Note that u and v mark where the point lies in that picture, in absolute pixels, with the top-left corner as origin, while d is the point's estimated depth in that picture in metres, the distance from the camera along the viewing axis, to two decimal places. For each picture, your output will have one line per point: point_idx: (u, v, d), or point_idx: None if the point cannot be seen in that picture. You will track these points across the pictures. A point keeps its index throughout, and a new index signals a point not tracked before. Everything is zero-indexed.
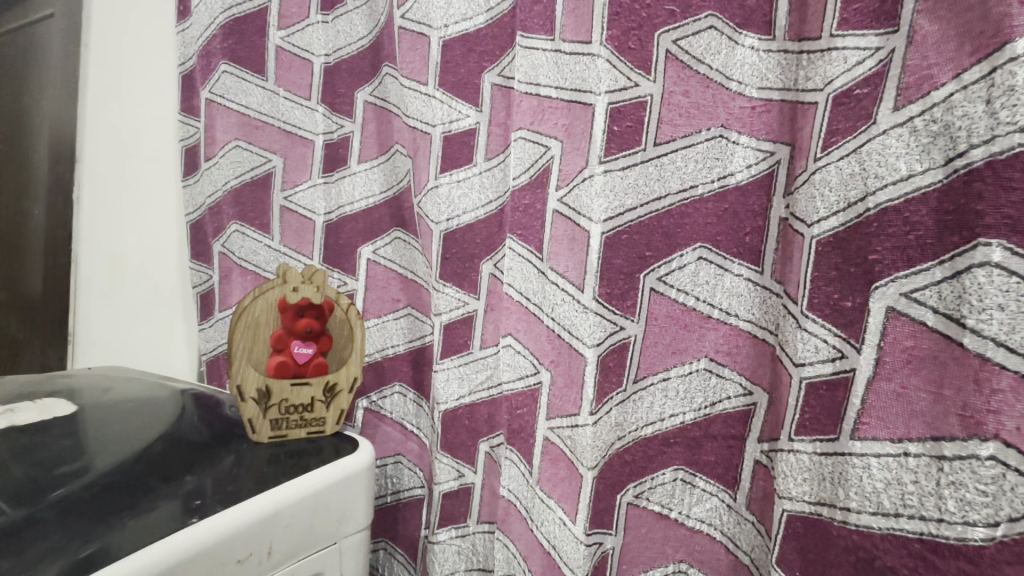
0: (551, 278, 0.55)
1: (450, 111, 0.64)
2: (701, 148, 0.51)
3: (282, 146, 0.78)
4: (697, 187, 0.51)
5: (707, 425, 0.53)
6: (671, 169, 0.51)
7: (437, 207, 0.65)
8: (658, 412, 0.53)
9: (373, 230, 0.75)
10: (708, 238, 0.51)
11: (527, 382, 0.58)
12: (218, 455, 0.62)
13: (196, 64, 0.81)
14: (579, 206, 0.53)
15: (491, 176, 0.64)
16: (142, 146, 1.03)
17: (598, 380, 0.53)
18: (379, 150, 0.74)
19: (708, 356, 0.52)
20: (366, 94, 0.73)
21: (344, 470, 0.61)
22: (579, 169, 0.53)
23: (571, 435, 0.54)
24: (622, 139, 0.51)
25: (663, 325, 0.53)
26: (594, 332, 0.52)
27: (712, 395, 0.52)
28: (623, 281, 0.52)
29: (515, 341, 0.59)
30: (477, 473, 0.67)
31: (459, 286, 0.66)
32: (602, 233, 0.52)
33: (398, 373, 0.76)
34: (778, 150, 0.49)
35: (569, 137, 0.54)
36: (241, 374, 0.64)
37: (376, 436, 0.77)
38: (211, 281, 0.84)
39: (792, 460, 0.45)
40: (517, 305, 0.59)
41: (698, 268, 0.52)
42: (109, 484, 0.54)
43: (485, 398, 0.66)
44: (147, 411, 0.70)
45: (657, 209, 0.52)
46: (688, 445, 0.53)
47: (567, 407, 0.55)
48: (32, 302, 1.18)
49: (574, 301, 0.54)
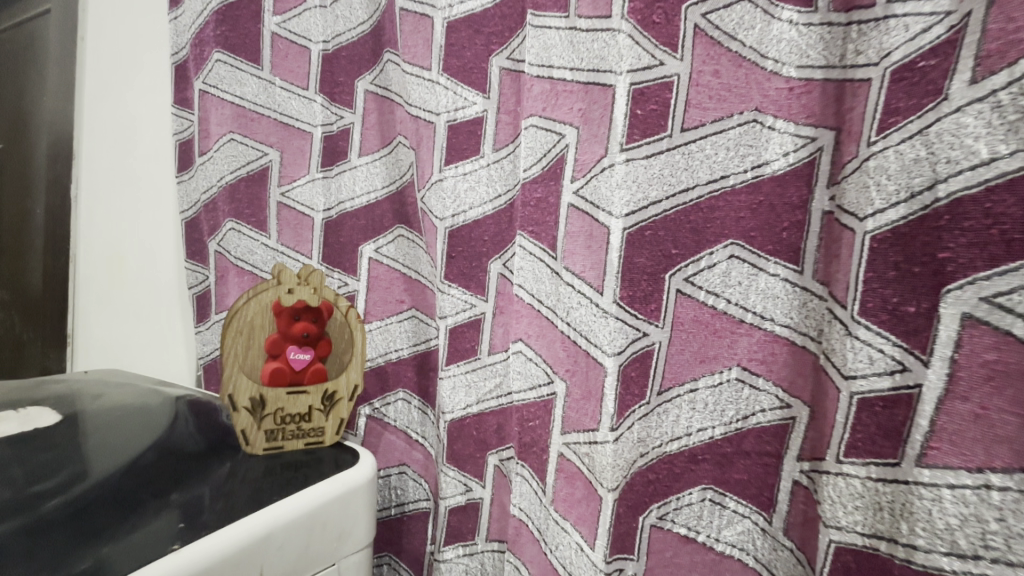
0: (566, 278, 0.51)
1: (456, 98, 0.60)
2: (733, 134, 0.45)
3: (279, 139, 0.74)
4: (728, 178, 0.45)
5: (739, 441, 0.48)
6: (700, 157, 0.46)
7: (442, 202, 0.61)
8: (685, 426, 0.48)
9: (375, 228, 0.70)
10: (741, 234, 0.46)
11: (540, 392, 0.54)
12: (208, 468, 0.58)
13: (189, 54, 0.77)
14: (597, 199, 0.48)
15: (499, 168, 0.59)
16: (138, 141, 0.99)
17: (619, 392, 0.48)
18: (381, 142, 0.69)
19: (740, 364, 0.47)
20: (366, 83, 0.69)
21: (343, 485, 0.57)
22: (597, 158, 0.49)
23: (589, 452, 0.50)
24: (645, 124, 0.47)
25: (690, 331, 0.48)
26: (615, 340, 0.48)
27: (745, 409, 0.47)
28: (646, 281, 0.48)
29: (526, 348, 0.54)
30: (486, 488, 0.62)
31: (466, 286, 0.61)
32: (623, 230, 0.47)
33: (402, 379, 0.71)
34: (820, 135, 0.43)
35: (586, 123, 0.49)
36: (232, 383, 0.60)
37: (379, 446, 0.73)
38: (208, 282, 0.81)
39: (841, 485, 0.41)
40: (529, 309, 0.54)
41: (729, 267, 0.46)
42: (96, 498, 0.50)
43: (494, 407, 0.61)
44: (135, 419, 0.66)
45: (685, 202, 0.46)
46: (718, 462, 0.48)
47: (584, 420, 0.50)
48: (33, 302, 1.16)
49: (592, 306, 0.49)
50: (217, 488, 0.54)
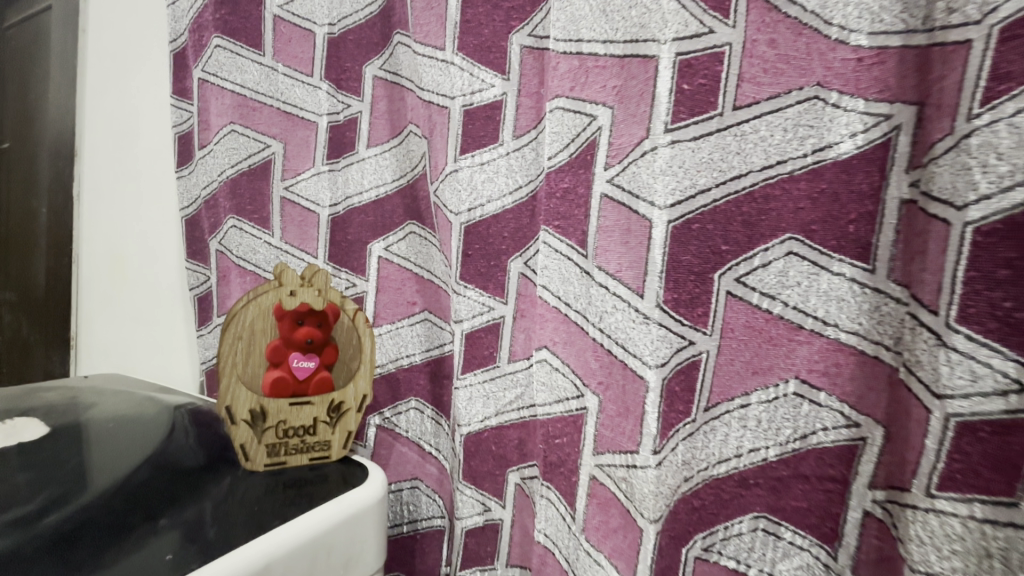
0: (598, 279, 0.45)
1: (472, 80, 0.54)
2: (791, 113, 0.40)
3: (282, 130, 0.69)
4: (786, 163, 0.40)
5: (798, 463, 0.42)
6: (753, 140, 0.40)
7: (458, 194, 0.55)
8: (734, 446, 0.43)
9: (385, 224, 0.65)
10: (800, 228, 0.40)
11: (568, 407, 0.48)
12: (204, 488, 0.53)
13: (188, 41, 0.73)
14: (636, 187, 0.43)
15: (521, 157, 0.53)
16: (139, 136, 0.95)
17: (662, 411, 0.43)
18: (391, 131, 0.64)
19: (798, 376, 0.41)
20: (375, 68, 0.64)
21: (351, 505, 0.52)
22: (637, 140, 0.43)
23: (627, 477, 0.44)
24: (693, 102, 0.41)
25: (741, 339, 0.43)
26: (658, 350, 0.42)
27: (803, 427, 0.41)
28: (692, 282, 0.42)
29: (551, 356, 0.48)
30: (506, 508, 0.57)
31: (483, 287, 0.56)
32: (668, 223, 0.41)
33: (414, 387, 0.66)
34: (897, 112, 0.38)
35: (622, 102, 0.44)
36: (230, 394, 0.55)
37: (390, 458, 0.68)
38: (209, 283, 0.77)
39: (934, 523, 0.36)
40: (554, 313, 0.48)
41: (786, 266, 0.41)
42: (82, 520, 0.46)
43: (514, 420, 0.56)
44: (129, 433, 0.61)
45: (737, 190, 0.41)
46: (772, 488, 0.42)
47: (619, 440, 0.44)
48: (37, 305, 1.13)
49: (630, 310, 0.43)
50: (219, 506, 0.50)
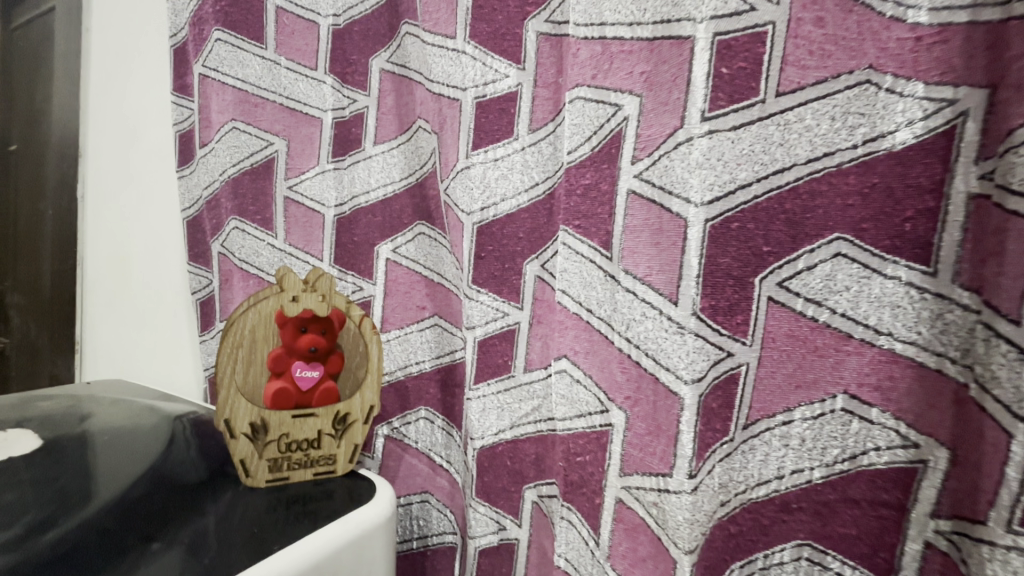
0: (625, 283, 0.41)
1: (485, 69, 0.51)
2: (841, 99, 0.36)
3: (285, 126, 0.66)
4: (833, 155, 0.36)
5: (845, 486, 0.38)
6: (798, 129, 0.36)
7: (470, 192, 0.52)
8: (775, 468, 0.39)
9: (393, 225, 0.62)
10: (849, 227, 0.37)
11: (591, 422, 0.43)
12: (203, 505, 0.50)
13: (188, 35, 0.70)
14: (669, 182, 0.39)
15: (537, 152, 0.50)
16: (142, 137, 0.93)
17: (699, 430, 0.39)
18: (399, 127, 0.61)
19: (847, 391, 0.38)
20: (382, 61, 0.60)
21: (355, 527, 0.48)
22: (669, 131, 0.39)
23: (658, 502, 0.40)
24: (732, 87, 0.37)
25: (784, 349, 0.39)
26: (694, 363, 0.38)
27: (852, 447, 0.38)
28: (730, 287, 0.38)
29: (572, 367, 0.45)
30: (522, 528, 0.53)
31: (497, 291, 0.52)
32: (706, 222, 0.37)
33: (424, 397, 0.63)
34: (963, 96, 0.34)
35: (651, 89, 0.40)
36: (229, 407, 0.51)
37: (399, 470, 0.65)
38: (211, 287, 0.74)
39: (1016, 562, 0.32)
40: (574, 320, 0.44)
41: (834, 269, 0.37)
42: (80, 542, 0.43)
43: (531, 433, 0.52)
44: (126, 446, 0.59)
45: (779, 185, 0.37)
46: (817, 513, 0.39)
47: (650, 461, 0.40)
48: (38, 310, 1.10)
49: (661, 318, 0.39)
50: (224, 523, 0.47)
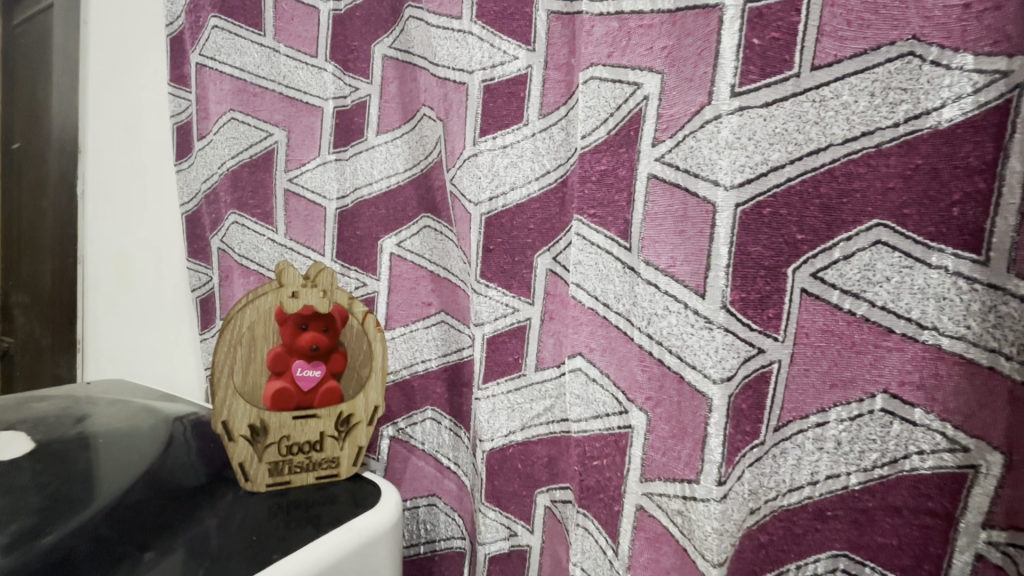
0: (646, 275, 0.38)
1: (492, 51, 0.48)
2: (881, 73, 0.33)
3: (284, 116, 0.63)
4: (872, 135, 0.33)
5: (885, 493, 0.35)
6: (834, 107, 0.33)
7: (477, 181, 0.49)
8: (808, 473, 0.36)
9: (397, 217, 0.59)
10: (890, 213, 0.34)
11: (609, 424, 0.40)
12: (201, 511, 0.47)
13: (185, 24, 0.68)
14: (695, 165, 0.36)
15: (548, 138, 0.47)
16: (142, 131, 0.91)
17: (728, 434, 0.36)
18: (403, 116, 0.58)
19: (887, 390, 0.35)
20: (385, 47, 0.58)
21: (361, 533, 0.45)
22: (695, 108, 0.36)
23: (683, 511, 0.37)
24: (765, 60, 0.34)
25: (818, 345, 0.36)
26: (723, 361, 0.36)
27: (893, 451, 0.35)
28: (762, 278, 0.35)
29: (587, 365, 0.42)
30: (534, 534, 0.51)
31: (506, 286, 0.49)
32: (737, 207, 0.34)
33: (431, 396, 0.60)
34: (1020, 67, 0.30)
35: (673, 65, 0.37)
36: (227, 408, 0.49)
37: (405, 473, 0.62)
38: (211, 284, 0.72)
39: None
40: (590, 315, 0.41)
41: (873, 258, 0.34)
42: (73, 549, 0.41)
43: (544, 435, 0.50)
44: (124, 449, 0.57)
45: (814, 167, 0.34)
46: (854, 521, 0.36)
47: (674, 467, 0.38)
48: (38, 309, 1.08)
49: (686, 312, 0.36)
50: (223, 530, 0.45)
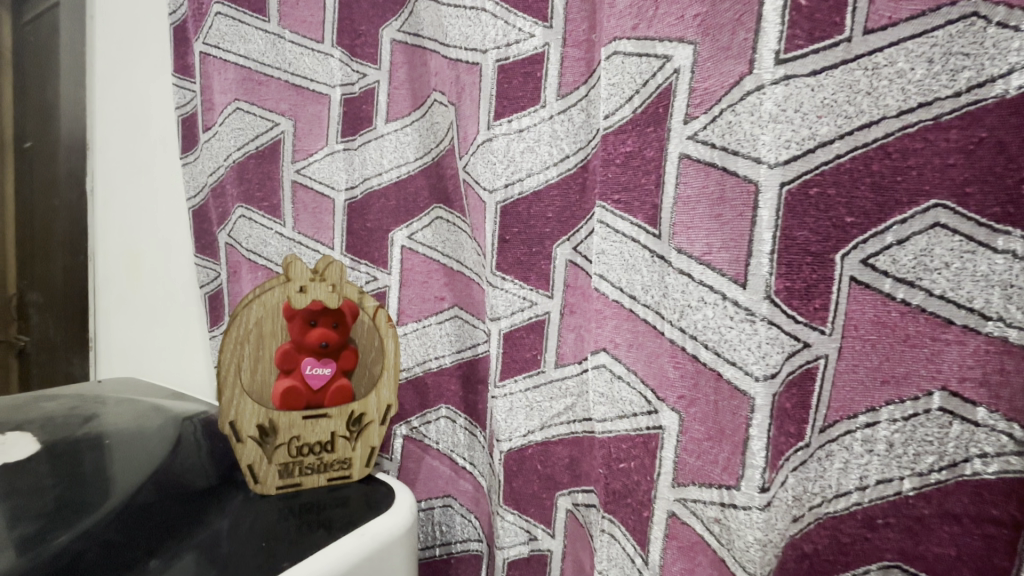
0: (678, 264, 0.36)
1: (507, 29, 0.45)
2: (940, 37, 0.29)
3: (290, 105, 0.61)
4: (930, 107, 0.30)
5: (942, 500, 0.32)
6: (888, 75, 0.30)
7: (492, 167, 0.46)
8: (857, 477, 0.33)
9: (408, 208, 0.57)
10: (951, 191, 0.30)
11: (637, 425, 0.38)
12: (209, 514, 0.45)
13: (188, 12, 0.66)
14: (734, 143, 0.33)
15: (567, 120, 0.44)
16: (149, 127, 0.90)
17: (772, 437, 0.33)
18: (412, 103, 0.56)
19: (946, 387, 0.31)
20: (393, 31, 0.55)
21: (375, 538, 0.43)
22: (734, 79, 0.33)
23: (721, 519, 0.34)
24: (813, 22, 0.30)
25: (868, 338, 0.33)
26: (768, 357, 0.33)
27: (952, 454, 0.31)
28: (808, 265, 0.32)
29: (612, 362, 0.39)
30: (555, 538, 0.48)
31: (524, 278, 0.47)
32: (782, 186, 0.32)
33: (445, 394, 0.58)
34: None
35: (708, 33, 0.34)
36: (235, 408, 0.48)
37: (419, 474, 0.60)
38: (220, 280, 0.70)
39: None
40: (614, 308, 0.38)
41: (930, 243, 0.31)
42: (80, 555, 0.39)
43: (565, 435, 0.47)
44: (132, 450, 0.55)
45: (864, 143, 0.31)
46: (908, 530, 0.33)
47: (710, 471, 0.35)
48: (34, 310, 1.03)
49: (724, 304, 0.34)
50: (233, 534, 0.43)
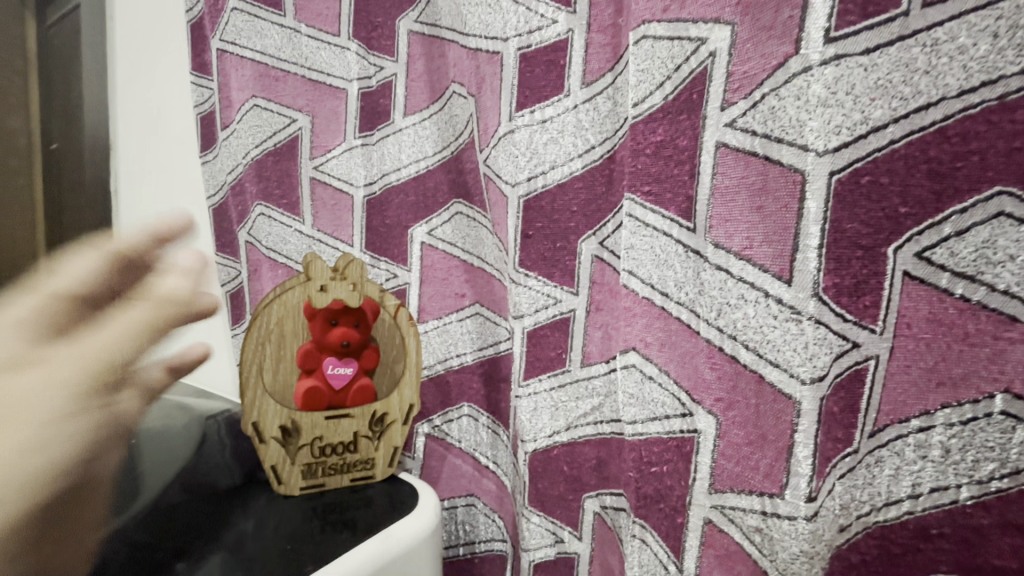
0: (715, 260, 0.34)
1: (530, 16, 0.44)
2: (1008, 8, 0.26)
3: (307, 101, 0.60)
4: (994, 85, 0.27)
5: (1003, 510, 0.29)
6: (949, 52, 0.27)
7: (514, 160, 0.44)
8: (908, 485, 0.31)
9: (427, 203, 0.56)
10: (1018, 177, 0.27)
11: (670, 428, 0.36)
12: (233, 514, 0.46)
13: (204, 9, 0.66)
14: (777, 130, 0.31)
15: (593, 109, 0.42)
16: (162, 128, 0.89)
17: (819, 442, 0.32)
18: (430, 95, 0.54)
19: (1009, 390, 0.29)
20: (410, 21, 0.53)
21: (398, 542, 0.42)
22: (778, 61, 0.31)
23: (763, 528, 0.33)
24: None
25: (922, 337, 0.31)
26: (815, 359, 0.31)
27: (1015, 462, 0.28)
28: (857, 260, 0.30)
29: (643, 362, 0.37)
30: (583, 541, 0.47)
31: (548, 275, 0.45)
32: (831, 175, 0.30)
33: (467, 392, 0.57)
34: None
35: (747, 13, 0.32)
36: (257, 408, 0.47)
37: (441, 472, 0.59)
38: (240, 278, 0.70)
39: None
40: (645, 306, 0.37)
41: (993, 234, 0.28)
42: (107, 558, 0.39)
43: (591, 436, 0.46)
44: (158, 449, 0.56)
45: (921, 126, 0.28)
46: (963, 541, 0.30)
47: (750, 477, 0.34)
48: None
49: (766, 302, 0.32)
50: (255, 536, 0.43)
